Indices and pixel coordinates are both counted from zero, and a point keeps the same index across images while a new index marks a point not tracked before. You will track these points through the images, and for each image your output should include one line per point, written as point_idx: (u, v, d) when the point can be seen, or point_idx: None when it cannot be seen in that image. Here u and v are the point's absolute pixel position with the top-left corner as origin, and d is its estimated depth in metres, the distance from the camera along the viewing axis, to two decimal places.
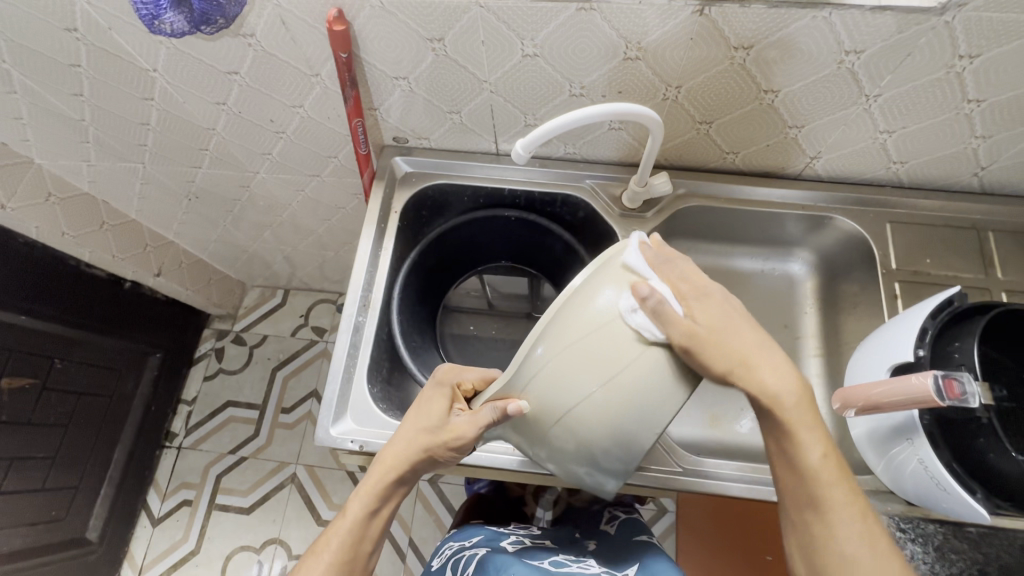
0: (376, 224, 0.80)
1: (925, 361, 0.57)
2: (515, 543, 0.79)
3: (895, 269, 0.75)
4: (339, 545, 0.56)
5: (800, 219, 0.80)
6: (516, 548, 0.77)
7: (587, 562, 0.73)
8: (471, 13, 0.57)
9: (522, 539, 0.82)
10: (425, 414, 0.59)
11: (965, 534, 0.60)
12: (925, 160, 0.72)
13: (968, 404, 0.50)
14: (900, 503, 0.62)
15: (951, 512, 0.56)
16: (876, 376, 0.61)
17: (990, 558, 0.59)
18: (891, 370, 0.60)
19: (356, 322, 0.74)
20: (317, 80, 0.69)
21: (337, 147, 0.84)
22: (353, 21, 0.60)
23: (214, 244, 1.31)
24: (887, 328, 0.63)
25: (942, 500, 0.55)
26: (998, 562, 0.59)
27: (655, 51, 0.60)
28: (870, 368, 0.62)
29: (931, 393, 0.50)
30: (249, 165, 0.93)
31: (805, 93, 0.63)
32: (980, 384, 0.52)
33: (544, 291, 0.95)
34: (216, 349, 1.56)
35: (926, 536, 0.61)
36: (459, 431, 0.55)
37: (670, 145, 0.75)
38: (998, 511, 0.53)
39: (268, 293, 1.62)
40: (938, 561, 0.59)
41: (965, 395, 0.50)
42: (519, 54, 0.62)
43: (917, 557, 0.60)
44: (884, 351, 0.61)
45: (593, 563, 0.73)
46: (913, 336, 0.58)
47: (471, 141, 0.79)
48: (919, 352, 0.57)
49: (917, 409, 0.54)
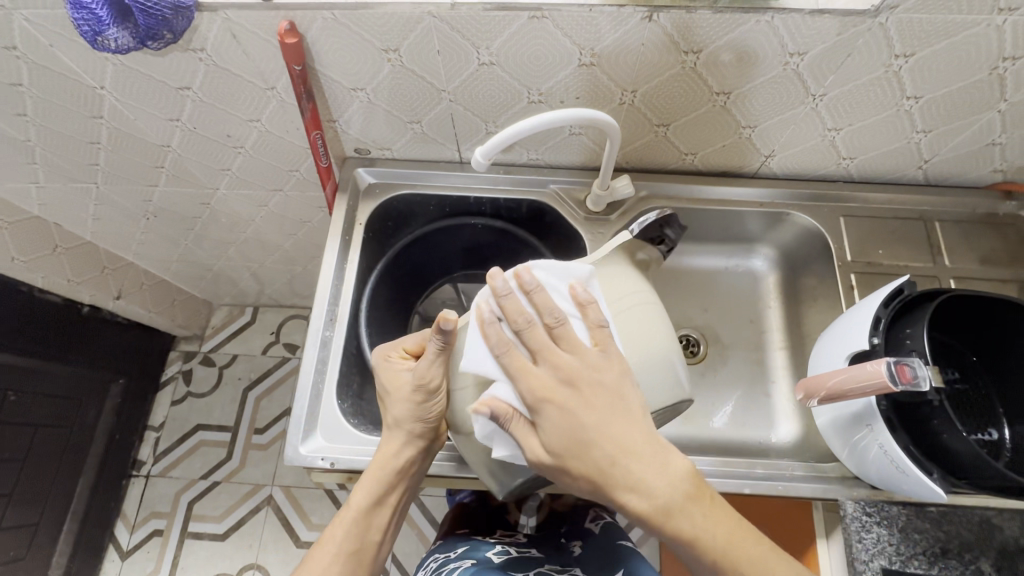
0: (340, 237, 0.79)
1: (880, 348, 0.59)
2: (499, 552, 0.79)
3: (850, 261, 0.78)
4: (344, 535, 0.59)
5: (759, 215, 0.82)
6: (501, 557, 0.77)
7: (571, 570, 0.74)
8: (424, 23, 0.57)
9: (506, 548, 0.82)
10: (395, 387, 0.60)
11: (926, 514, 0.62)
12: (872, 155, 0.75)
13: (921, 387, 0.52)
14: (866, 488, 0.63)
15: (912, 493, 0.57)
16: (835, 364, 0.63)
17: (951, 536, 0.61)
18: (850, 359, 0.62)
19: (323, 337, 0.73)
20: (272, 93, 0.68)
21: (298, 161, 0.83)
22: (305, 34, 0.59)
23: (177, 264, 1.28)
24: (844, 318, 0.65)
25: (903, 482, 0.57)
26: (959, 540, 0.61)
27: (609, 57, 0.61)
28: (830, 358, 0.64)
29: (885, 378, 0.52)
30: (208, 182, 0.91)
31: (755, 94, 0.65)
32: (930, 368, 0.54)
33: None
34: (184, 371, 1.51)
35: (890, 518, 0.62)
36: (423, 376, 0.58)
37: (630, 148, 0.77)
38: (955, 490, 0.54)
39: (236, 311, 1.58)
40: (902, 541, 0.61)
41: (917, 378, 0.52)
42: (475, 63, 0.62)
43: (883, 539, 0.62)
44: (842, 341, 0.63)
45: (578, 570, 0.74)
46: (868, 325, 0.60)
47: (434, 151, 0.79)
48: (873, 339, 0.59)
49: (874, 395, 0.55)
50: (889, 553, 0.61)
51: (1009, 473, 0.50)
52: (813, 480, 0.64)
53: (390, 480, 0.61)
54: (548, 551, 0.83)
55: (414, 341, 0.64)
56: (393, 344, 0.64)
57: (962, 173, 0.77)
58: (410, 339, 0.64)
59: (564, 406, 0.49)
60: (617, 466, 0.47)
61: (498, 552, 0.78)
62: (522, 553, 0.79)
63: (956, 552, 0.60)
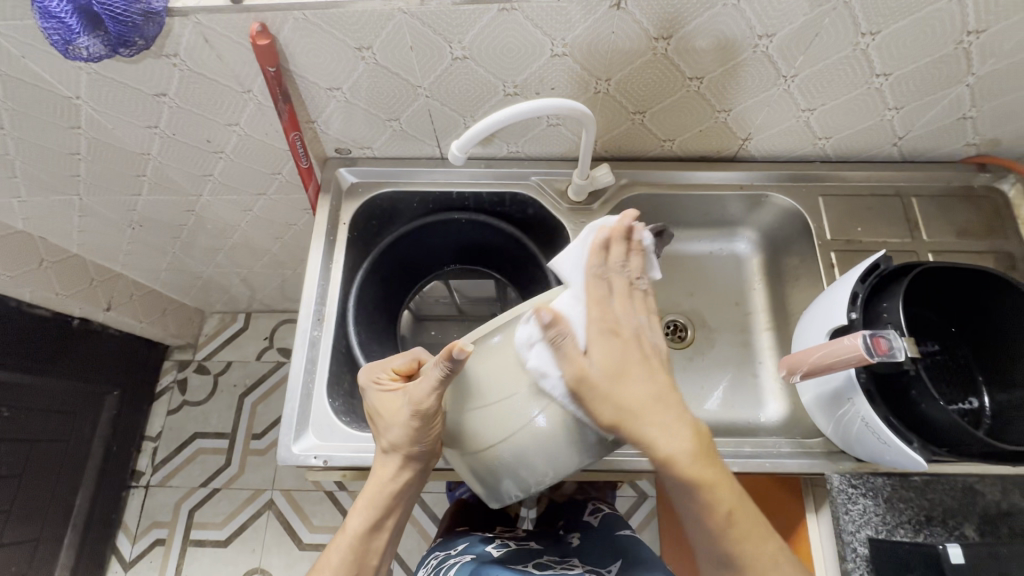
0: (325, 237, 0.79)
1: (858, 323, 0.60)
2: (499, 546, 0.80)
3: (830, 240, 0.79)
4: (341, 560, 0.58)
5: (740, 198, 0.83)
6: (501, 551, 0.77)
7: (570, 561, 0.75)
8: (395, 20, 0.58)
9: (506, 542, 0.82)
10: (388, 413, 0.60)
11: (910, 483, 0.63)
12: (847, 134, 0.76)
13: (896, 357, 0.53)
14: (851, 460, 0.65)
15: (895, 463, 0.59)
16: (816, 340, 0.64)
17: (935, 503, 0.62)
18: (830, 334, 0.63)
19: (311, 337, 0.73)
20: (249, 96, 0.68)
21: (279, 164, 0.84)
22: (277, 35, 0.59)
23: (166, 273, 1.28)
24: (824, 296, 0.66)
25: (886, 453, 0.58)
26: (942, 506, 0.62)
27: (581, 46, 0.61)
28: (812, 335, 0.65)
29: (862, 352, 0.53)
30: (191, 188, 0.91)
31: (727, 79, 0.66)
32: (906, 339, 0.55)
33: (510, 296, 0.95)
34: (179, 380, 1.51)
35: (876, 490, 0.63)
36: (419, 403, 0.56)
37: (609, 138, 0.77)
38: (936, 458, 0.56)
39: (229, 318, 1.58)
40: (888, 512, 0.62)
41: (892, 350, 0.53)
42: (448, 57, 0.62)
43: (869, 511, 0.63)
44: (823, 317, 0.64)
45: (577, 560, 0.75)
46: (846, 301, 0.61)
47: (414, 148, 0.80)
48: (852, 315, 0.60)
49: (853, 368, 0.56)
50: (876, 525, 0.62)
51: (985, 439, 0.51)
52: (799, 456, 0.65)
53: (384, 503, 0.61)
54: (548, 544, 0.84)
55: (403, 361, 0.64)
56: (378, 367, 0.64)
57: (936, 148, 0.78)
58: (398, 359, 0.64)
59: (626, 334, 0.55)
60: (639, 406, 0.51)
61: (497, 547, 0.79)
62: (522, 546, 0.80)
63: (941, 521, 0.62)
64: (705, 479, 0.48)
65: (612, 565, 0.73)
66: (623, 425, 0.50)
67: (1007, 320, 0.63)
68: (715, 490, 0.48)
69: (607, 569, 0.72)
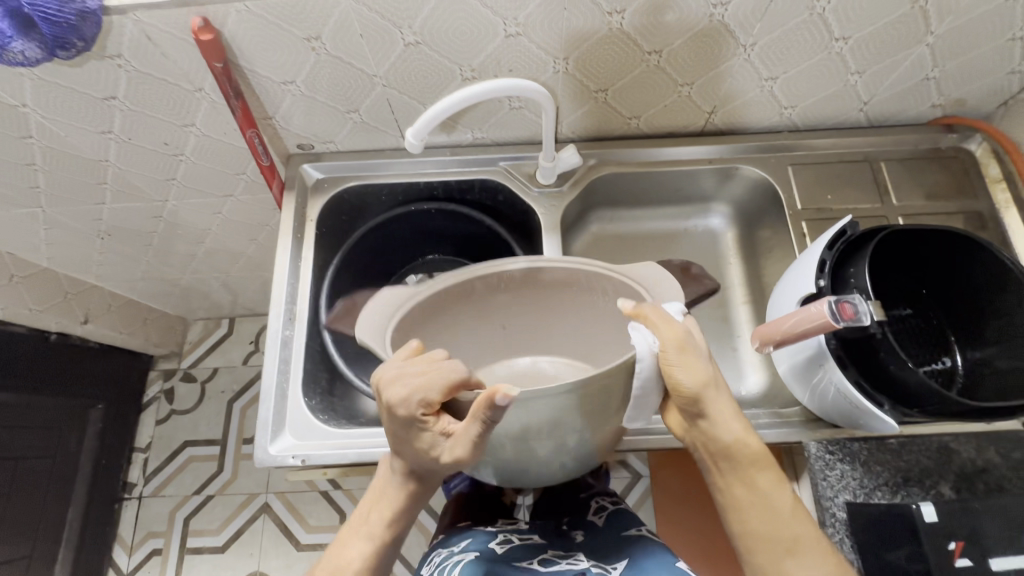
0: (292, 235, 0.78)
1: (827, 290, 0.60)
2: (504, 543, 0.77)
3: (801, 209, 0.78)
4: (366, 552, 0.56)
5: (710, 173, 0.83)
6: (507, 548, 0.75)
7: (576, 557, 0.73)
8: (341, 7, 0.57)
9: (509, 537, 0.80)
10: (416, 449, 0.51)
11: (886, 446, 0.63)
12: (812, 102, 0.75)
13: (863, 322, 0.54)
14: (828, 428, 0.65)
15: (867, 426, 0.59)
16: (787, 310, 0.64)
17: (912, 464, 0.63)
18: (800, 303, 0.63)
19: (283, 337, 0.73)
20: (201, 95, 0.67)
21: (242, 163, 0.82)
22: (222, 29, 0.58)
23: (142, 282, 1.26)
24: (793, 265, 0.66)
25: (858, 417, 0.59)
26: (919, 467, 0.63)
27: (535, 25, 0.60)
28: (783, 305, 0.65)
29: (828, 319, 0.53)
30: (156, 194, 0.89)
31: (686, 51, 0.65)
32: (873, 304, 0.55)
33: None
34: (165, 390, 1.49)
35: (852, 455, 0.63)
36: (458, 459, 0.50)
37: (574, 118, 0.76)
38: (907, 418, 0.56)
39: (213, 324, 1.56)
40: (865, 476, 0.63)
41: (858, 314, 0.54)
42: (400, 43, 0.61)
43: (847, 476, 0.63)
44: (793, 287, 0.64)
45: (583, 556, 0.73)
46: (814, 269, 0.61)
47: (378, 139, 0.78)
48: (820, 282, 0.60)
49: (823, 335, 0.57)
50: (854, 489, 0.62)
51: (953, 397, 0.52)
52: (778, 426, 0.65)
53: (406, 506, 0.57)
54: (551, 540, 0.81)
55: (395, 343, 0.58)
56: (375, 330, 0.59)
57: (902, 111, 0.78)
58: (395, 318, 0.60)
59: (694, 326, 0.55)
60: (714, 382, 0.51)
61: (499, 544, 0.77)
62: (526, 543, 0.78)
63: (915, 479, 0.62)
64: (754, 455, 0.49)
65: (620, 563, 0.71)
66: (698, 398, 0.49)
67: (978, 279, 0.64)
68: (767, 471, 0.49)
69: (613, 566, 0.70)
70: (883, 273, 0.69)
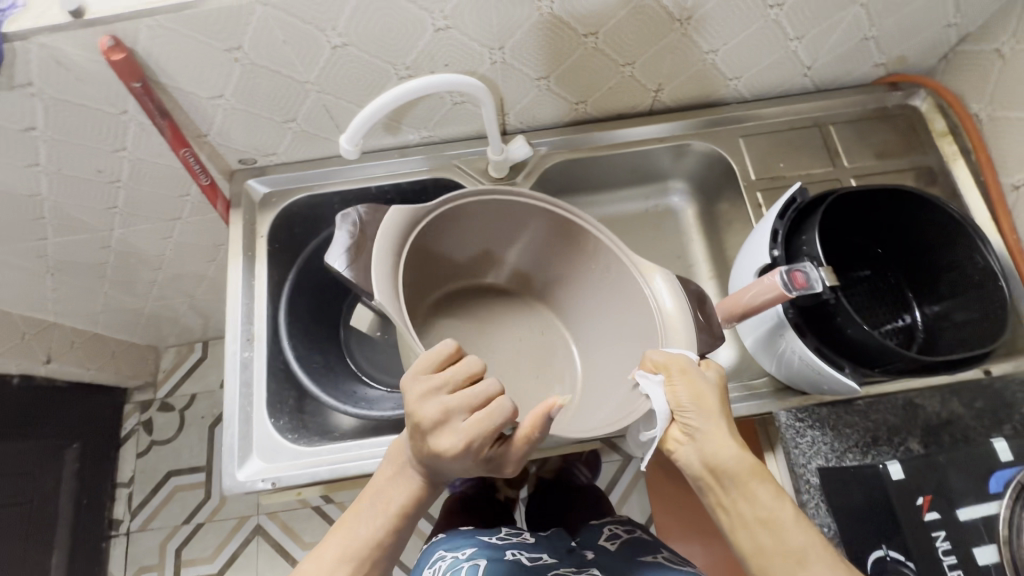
0: (243, 253, 0.76)
1: (781, 260, 0.60)
2: (510, 555, 0.71)
3: (755, 180, 0.78)
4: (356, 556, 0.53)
5: (664, 151, 0.82)
6: (513, 561, 0.69)
7: (589, 573, 0.67)
8: (257, 14, 0.54)
9: (516, 547, 0.73)
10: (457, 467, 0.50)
11: (854, 408, 0.64)
12: (756, 71, 0.75)
13: (814, 289, 0.54)
14: (797, 395, 0.65)
15: (832, 390, 0.60)
16: (745, 282, 0.64)
17: (879, 423, 0.63)
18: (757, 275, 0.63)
19: (243, 360, 0.71)
20: (127, 117, 0.64)
21: (185, 184, 0.79)
22: (134, 47, 0.55)
23: (104, 315, 1.22)
24: (749, 237, 0.66)
25: (822, 382, 0.59)
26: (886, 425, 0.63)
27: (463, 16, 0.58)
28: (741, 277, 0.65)
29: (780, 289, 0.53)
30: (100, 223, 0.86)
31: (622, 30, 0.64)
32: (825, 270, 0.55)
33: None
34: (143, 422, 1.46)
35: (821, 420, 0.64)
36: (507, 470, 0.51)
37: (519, 108, 0.75)
38: (867, 378, 0.57)
39: (186, 350, 1.52)
40: (835, 440, 0.63)
41: (810, 282, 0.54)
42: (327, 47, 0.59)
43: (818, 441, 0.63)
44: (749, 259, 0.64)
45: (597, 572, 0.67)
46: (768, 239, 0.61)
47: (322, 147, 0.76)
48: (774, 252, 0.60)
49: (780, 305, 0.57)
50: (827, 454, 0.63)
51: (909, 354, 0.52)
52: (748, 399, 0.66)
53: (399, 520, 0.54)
54: (562, 552, 0.73)
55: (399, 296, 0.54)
56: (381, 275, 0.53)
57: (847, 72, 0.78)
58: (399, 254, 0.56)
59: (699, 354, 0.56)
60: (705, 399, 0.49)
61: (508, 560, 0.68)
62: (536, 561, 0.69)
63: (881, 440, 0.63)
64: (755, 466, 0.46)
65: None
66: (701, 412, 0.49)
67: (930, 235, 0.64)
68: (765, 484, 0.46)
69: None
70: (840, 237, 0.69)
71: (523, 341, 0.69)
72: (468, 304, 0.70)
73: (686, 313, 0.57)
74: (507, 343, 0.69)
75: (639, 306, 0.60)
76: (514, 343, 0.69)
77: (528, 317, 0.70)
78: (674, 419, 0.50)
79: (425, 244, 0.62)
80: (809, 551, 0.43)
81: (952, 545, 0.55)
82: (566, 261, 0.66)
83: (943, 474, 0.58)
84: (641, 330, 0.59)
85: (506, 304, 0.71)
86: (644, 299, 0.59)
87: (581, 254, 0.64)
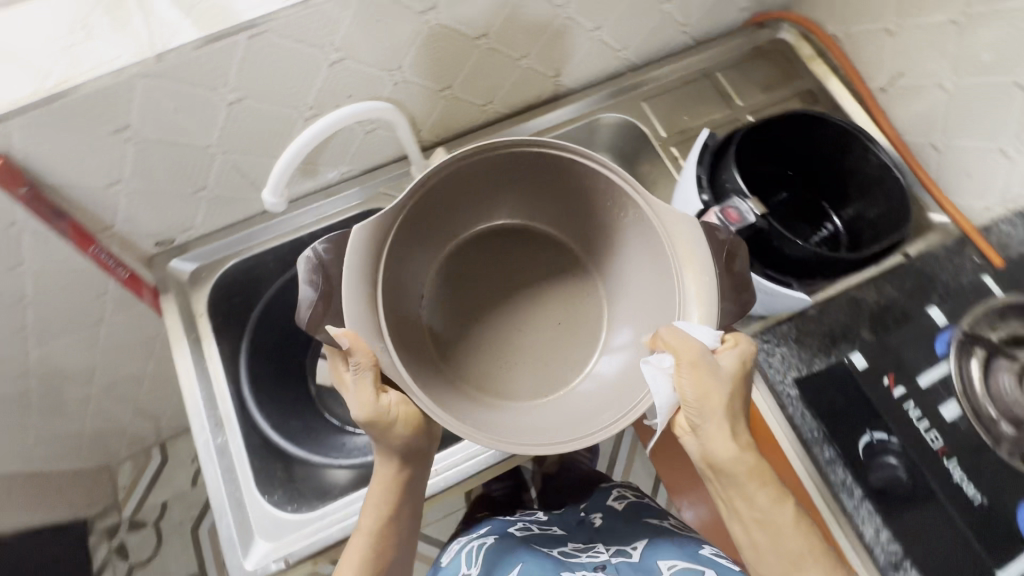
0: (186, 337, 0.71)
1: (712, 203, 0.63)
2: (522, 530, 0.79)
3: (666, 137, 0.83)
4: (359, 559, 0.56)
5: (578, 130, 0.85)
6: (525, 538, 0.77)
7: (596, 547, 0.74)
8: (139, 88, 0.51)
9: (529, 523, 0.82)
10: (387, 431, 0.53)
11: (808, 317, 0.68)
12: (640, 37, 0.79)
13: (749, 220, 0.58)
14: (758, 321, 0.70)
15: (786, 306, 0.65)
16: None
17: (834, 324, 0.68)
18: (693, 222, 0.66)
19: (218, 446, 0.67)
20: (18, 227, 0.59)
21: (101, 282, 0.73)
22: (8, 151, 0.51)
23: (40, 447, 1.10)
24: (676, 189, 0.69)
25: (776, 302, 0.64)
26: (839, 324, 0.68)
27: (354, 45, 0.58)
28: None
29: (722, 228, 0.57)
30: (13, 349, 0.78)
31: (510, 26, 0.66)
32: (752, 201, 0.60)
33: None
34: (115, 548, 1.32)
35: (784, 335, 0.68)
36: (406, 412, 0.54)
37: (432, 122, 0.75)
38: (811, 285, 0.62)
39: (143, 458, 1.40)
40: (801, 350, 0.67)
41: (743, 214, 0.58)
42: (223, 104, 0.57)
43: (787, 355, 0.67)
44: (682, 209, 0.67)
45: (603, 546, 0.74)
46: (694, 187, 0.65)
47: (242, 208, 0.73)
48: (704, 198, 0.64)
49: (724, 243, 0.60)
50: (799, 366, 0.66)
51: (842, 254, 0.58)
52: None
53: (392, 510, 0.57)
54: (571, 524, 0.83)
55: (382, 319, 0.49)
56: (354, 307, 0.47)
57: (718, 21, 0.84)
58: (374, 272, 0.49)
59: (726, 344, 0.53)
60: (705, 403, 0.51)
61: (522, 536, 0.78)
62: (547, 532, 0.80)
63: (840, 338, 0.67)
64: (753, 468, 0.52)
65: (636, 544, 0.73)
66: (703, 411, 0.51)
67: (827, 147, 0.71)
68: (758, 488, 0.52)
69: (630, 553, 0.71)
70: (757, 171, 0.73)
71: (545, 306, 0.60)
72: (479, 275, 0.60)
73: (711, 282, 0.50)
74: (528, 312, 0.60)
75: (660, 263, 0.53)
76: (537, 311, 0.60)
77: (544, 284, 0.61)
78: (682, 411, 0.53)
79: (412, 230, 0.53)
80: (789, 537, 0.51)
81: (924, 414, 0.61)
82: (578, 213, 0.58)
83: (900, 356, 0.65)
84: (662, 284, 0.53)
85: (521, 267, 0.61)
86: (666, 269, 0.52)
87: (599, 196, 0.55)
